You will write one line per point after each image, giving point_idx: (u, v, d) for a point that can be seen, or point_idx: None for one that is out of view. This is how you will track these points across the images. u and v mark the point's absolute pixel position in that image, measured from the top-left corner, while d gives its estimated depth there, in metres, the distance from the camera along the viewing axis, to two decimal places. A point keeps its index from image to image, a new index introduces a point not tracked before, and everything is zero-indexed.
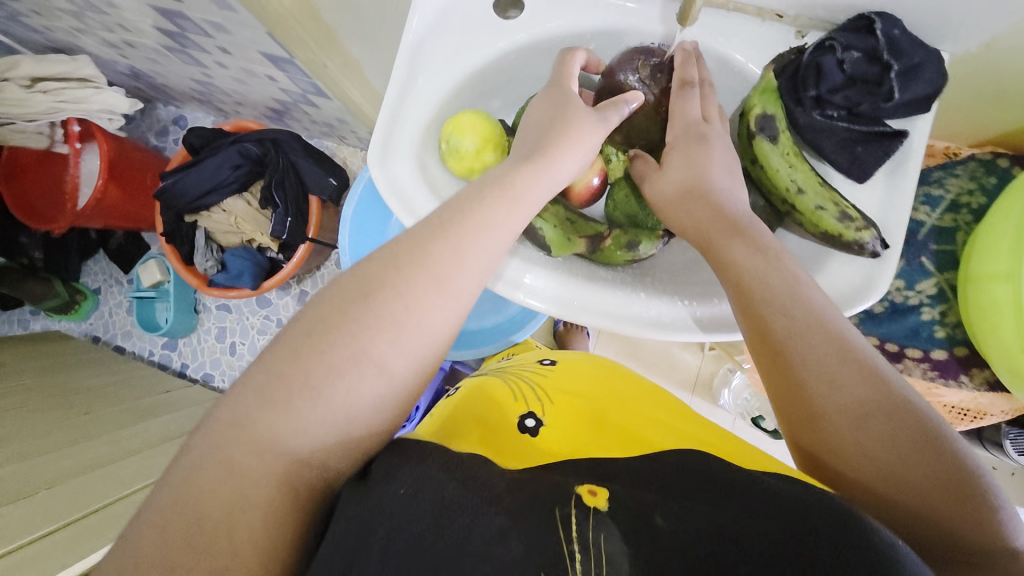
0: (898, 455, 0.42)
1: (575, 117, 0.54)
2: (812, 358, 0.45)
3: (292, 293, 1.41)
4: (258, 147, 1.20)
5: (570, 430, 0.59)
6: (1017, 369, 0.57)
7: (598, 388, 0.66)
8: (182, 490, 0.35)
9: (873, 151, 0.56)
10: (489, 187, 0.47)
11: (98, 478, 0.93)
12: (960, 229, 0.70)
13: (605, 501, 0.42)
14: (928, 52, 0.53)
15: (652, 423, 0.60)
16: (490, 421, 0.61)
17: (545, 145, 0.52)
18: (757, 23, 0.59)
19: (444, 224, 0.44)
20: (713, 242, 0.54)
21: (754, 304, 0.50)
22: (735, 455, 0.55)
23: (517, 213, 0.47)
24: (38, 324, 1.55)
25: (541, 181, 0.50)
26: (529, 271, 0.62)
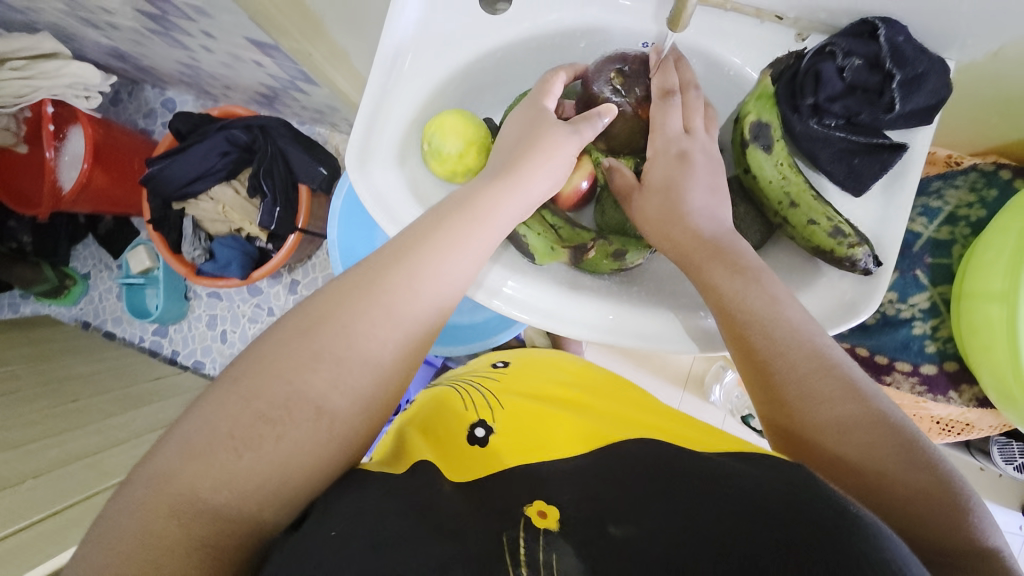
0: (882, 470, 0.41)
1: (547, 132, 0.53)
2: (791, 372, 0.45)
3: (283, 283, 1.37)
4: (247, 134, 1.16)
5: (524, 432, 0.56)
6: (1005, 390, 0.56)
7: (553, 390, 0.65)
8: (145, 511, 0.34)
9: (871, 163, 0.53)
10: (453, 213, 0.47)
11: (82, 468, 0.92)
12: (957, 242, 0.68)
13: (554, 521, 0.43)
14: (932, 61, 0.51)
15: (611, 423, 0.57)
16: (443, 435, 0.56)
17: (516, 163, 0.51)
18: (756, 24, 0.56)
19: (399, 252, 0.44)
20: (696, 262, 0.53)
21: (733, 319, 0.49)
22: (689, 440, 0.53)
23: (480, 233, 0.47)
24: (26, 308, 1.53)
25: (510, 202, 0.49)
26: (509, 279, 0.61)
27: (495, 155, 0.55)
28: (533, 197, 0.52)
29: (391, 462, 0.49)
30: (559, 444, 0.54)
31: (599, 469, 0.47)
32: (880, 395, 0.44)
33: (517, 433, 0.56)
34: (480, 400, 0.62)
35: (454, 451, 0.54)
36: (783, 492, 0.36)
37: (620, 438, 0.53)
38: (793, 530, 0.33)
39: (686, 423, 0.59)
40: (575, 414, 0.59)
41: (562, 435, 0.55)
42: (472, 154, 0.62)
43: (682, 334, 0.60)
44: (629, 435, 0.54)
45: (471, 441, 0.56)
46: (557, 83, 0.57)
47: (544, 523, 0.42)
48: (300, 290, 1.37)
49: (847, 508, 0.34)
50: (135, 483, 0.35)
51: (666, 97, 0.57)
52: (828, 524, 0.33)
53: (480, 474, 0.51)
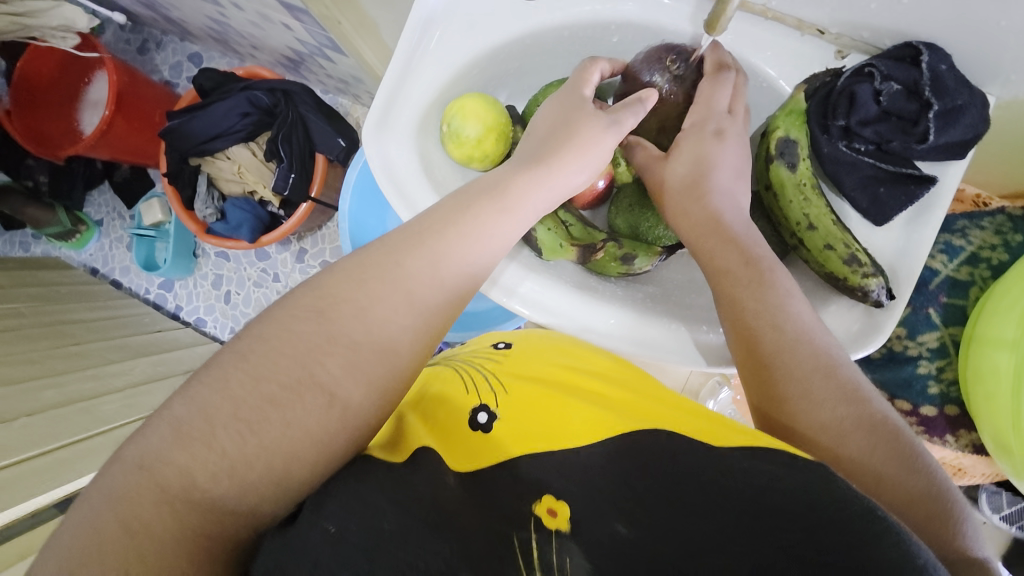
0: (875, 472, 0.40)
1: (583, 125, 0.51)
2: (797, 374, 0.43)
3: (291, 250, 1.37)
4: (269, 99, 1.16)
5: (530, 419, 0.49)
6: (1002, 439, 0.55)
7: (557, 371, 0.55)
8: (131, 464, 0.33)
9: (896, 194, 0.52)
10: (481, 197, 0.46)
11: (77, 412, 0.94)
12: (975, 284, 0.66)
13: (563, 522, 0.41)
14: (973, 94, 0.49)
15: (620, 407, 0.49)
16: (445, 422, 0.50)
17: (546, 148, 0.50)
18: (796, 37, 0.55)
19: (423, 234, 0.43)
20: (715, 262, 0.50)
21: (744, 328, 0.47)
22: (702, 434, 0.44)
23: (513, 221, 0.47)
24: (39, 248, 1.54)
25: (541, 186, 0.48)
26: (524, 280, 0.60)
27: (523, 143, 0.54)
28: (564, 191, 0.51)
29: (391, 449, 0.45)
30: (565, 432, 0.47)
31: (597, 459, 0.45)
32: (875, 397, 0.44)
33: (520, 418, 0.49)
34: (479, 382, 0.54)
35: (454, 440, 0.48)
36: (801, 493, 0.37)
37: (627, 429, 0.46)
38: (825, 536, 0.34)
39: (699, 413, 0.49)
40: (583, 399, 0.50)
41: (565, 420, 0.48)
42: (490, 138, 0.61)
43: (687, 348, 0.59)
44: (635, 429, 0.46)
45: (472, 429, 0.49)
46: (593, 75, 0.55)
47: (553, 523, 0.41)
48: (307, 260, 1.37)
49: (873, 510, 0.35)
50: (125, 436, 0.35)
51: (718, 72, 0.54)
52: (855, 526, 0.34)
53: (481, 466, 0.46)
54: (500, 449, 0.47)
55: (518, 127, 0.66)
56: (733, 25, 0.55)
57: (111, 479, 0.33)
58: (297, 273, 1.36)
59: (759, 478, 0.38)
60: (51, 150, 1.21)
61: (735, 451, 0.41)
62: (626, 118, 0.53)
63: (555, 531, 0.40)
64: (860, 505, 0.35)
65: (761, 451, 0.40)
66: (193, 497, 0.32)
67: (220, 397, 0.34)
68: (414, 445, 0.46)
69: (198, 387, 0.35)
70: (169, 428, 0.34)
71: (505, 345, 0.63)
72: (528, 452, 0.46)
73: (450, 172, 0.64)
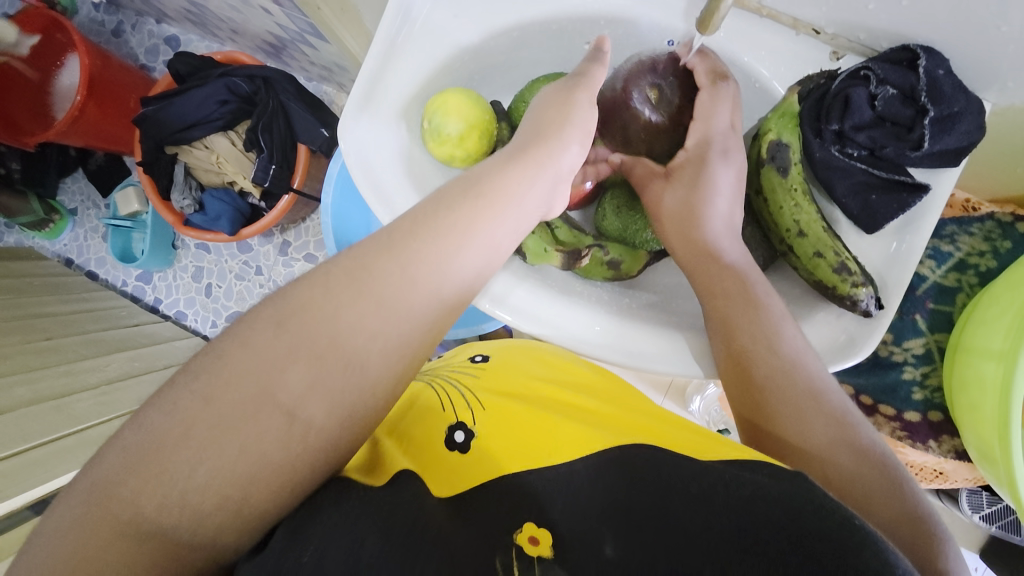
0: (863, 494, 0.39)
1: (569, 114, 0.49)
2: (780, 391, 0.44)
3: (274, 242, 1.32)
4: (248, 85, 1.11)
5: (509, 437, 0.48)
6: (986, 450, 0.55)
7: (534, 386, 0.56)
8: (92, 487, 0.31)
9: (888, 202, 0.50)
10: (463, 192, 0.42)
11: (50, 411, 0.90)
12: (962, 291, 0.66)
13: (548, 548, 0.38)
14: (970, 101, 0.48)
15: (600, 422, 0.50)
16: (424, 439, 0.49)
17: (534, 141, 0.47)
18: (790, 36, 0.53)
19: (397, 238, 0.39)
20: (698, 267, 0.51)
21: (738, 345, 0.47)
22: (686, 449, 0.45)
23: (495, 216, 0.42)
24: (11, 238, 1.48)
25: (530, 184, 0.44)
26: (513, 288, 0.58)
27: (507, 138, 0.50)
28: (551, 182, 0.47)
29: (370, 473, 0.43)
30: (547, 447, 0.47)
31: (586, 477, 0.43)
32: (860, 420, 0.44)
33: (502, 434, 0.49)
34: (456, 400, 0.54)
35: (432, 461, 0.47)
36: (782, 499, 0.35)
37: (604, 445, 0.46)
38: (809, 546, 0.33)
39: (675, 424, 0.51)
40: (561, 414, 0.51)
41: (555, 436, 0.48)
42: (473, 136, 0.58)
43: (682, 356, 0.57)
44: (617, 441, 0.46)
45: (448, 448, 0.48)
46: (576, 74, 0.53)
47: (536, 550, 0.38)
48: (291, 252, 1.32)
49: (851, 519, 0.33)
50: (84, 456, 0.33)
51: (714, 77, 0.54)
52: (836, 537, 0.32)
53: (464, 487, 0.44)
54: (483, 466, 0.46)
55: (503, 125, 0.64)
56: (727, 21, 0.53)
57: (73, 502, 0.31)
58: (280, 266, 1.32)
59: (742, 488, 0.37)
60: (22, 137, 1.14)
61: (723, 464, 0.41)
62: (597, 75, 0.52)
63: (536, 559, 0.37)
64: (841, 515, 0.34)
65: (750, 464, 0.40)
66: (148, 527, 0.30)
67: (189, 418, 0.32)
68: (394, 468, 0.44)
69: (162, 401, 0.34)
70: (133, 447, 0.32)
71: (482, 358, 0.64)
72: (515, 467, 0.45)
73: (431, 172, 0.61)
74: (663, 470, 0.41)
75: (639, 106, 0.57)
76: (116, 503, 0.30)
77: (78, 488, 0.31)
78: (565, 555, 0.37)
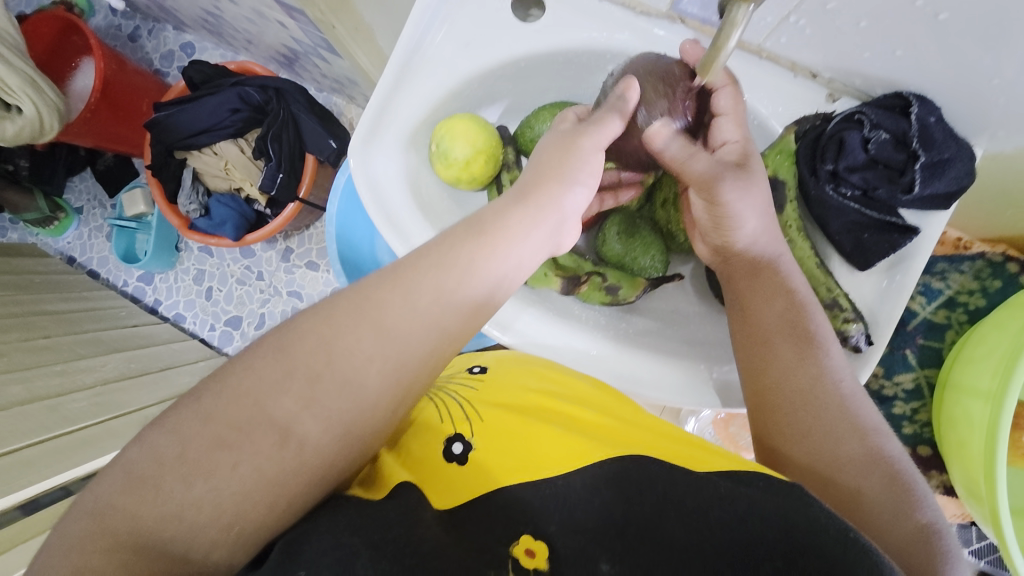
0: (891, 505, 0.43)
1: (573, 153, 0.49)
2: (790, 413, 0.47)
3: (277, 249, 1.33)
4: (260, 95, 1.13)
5: (502, 450, 0.46)
6: (972, 489, 0.56)
7: (532, 397, 0.53)
8: (103, 493, 0.32)
9: (880, 241, 0.53)
10: (467, 229, 0.44)
11: (43, 410, 0.89)
12: (951, 328, 0.68)
13: (543, 561, 0.39)
14: (960, 148, 0.50)
15: (597, 433, 0.48)
16: (423, 455, 0.47)
17: (540, 182, 0.48)
18: (789, 78, 0.55)
19: (403, 273, 0.40)
20: (734, 283, 0.55)
21: (752, 374, 0.51)
22: (679, 459, 0.46)
23: (494, 254, 0.43)
24: (16, 234, 1.49)
25: (534, 228, 0.45)
26: (521, 313, 0.62)
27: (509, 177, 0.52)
28: (560, 215, 0.47)
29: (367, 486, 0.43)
30: (542, 461, 0.45)
31: (583, 495, 0.42)
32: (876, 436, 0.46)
33: (496, 449, 0.47)
34: (453, 410, 0.51)
35: (429, 472, 0.46)
36: (774, 517, 0.38)
37: (598, 459, 0.45)
38: (805, 563, 0.35)
39: (667, 434, 0.50)
40: (562, 426, 0.49)
41: (548, 448, 0.46)
42: (479, 159, 0.60)
43: (692, 389, 0.60)
44: (612, 455, 0.45)
45: (447, 460, 0.47)
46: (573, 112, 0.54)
47: (533, 563, 0.38)
48: (293, 259, 1.33)
49: (847, 533, 0.36)
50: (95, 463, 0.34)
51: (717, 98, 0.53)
52: (829, 554, 0.35)
53: (462, 500, 0.44)
54: (482, 479, 0.45)
55: (509, 149, 0.65)
56: (730, 62, 0.56)
57: (82, 510, 0.32)
58: (282, 273, 1.32)
59: (737, 504, 0.39)
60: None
61: (718, 477, 0.42)
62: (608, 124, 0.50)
63: (533, 572, 0.38)
64: (834, 531, 0.36)
65: (745, 478, 0.41)
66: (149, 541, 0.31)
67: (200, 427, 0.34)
68: (393, 480, 0.43)
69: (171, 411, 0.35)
70: (145, 455, 0.33)
71: (480, 369, 0.60)
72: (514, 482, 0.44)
73: (437, 193, 0.64)
74: (659, 486, 0.42)
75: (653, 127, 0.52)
76: (125, 510, 0.31)
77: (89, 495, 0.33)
78: (563, 569, 0.38)
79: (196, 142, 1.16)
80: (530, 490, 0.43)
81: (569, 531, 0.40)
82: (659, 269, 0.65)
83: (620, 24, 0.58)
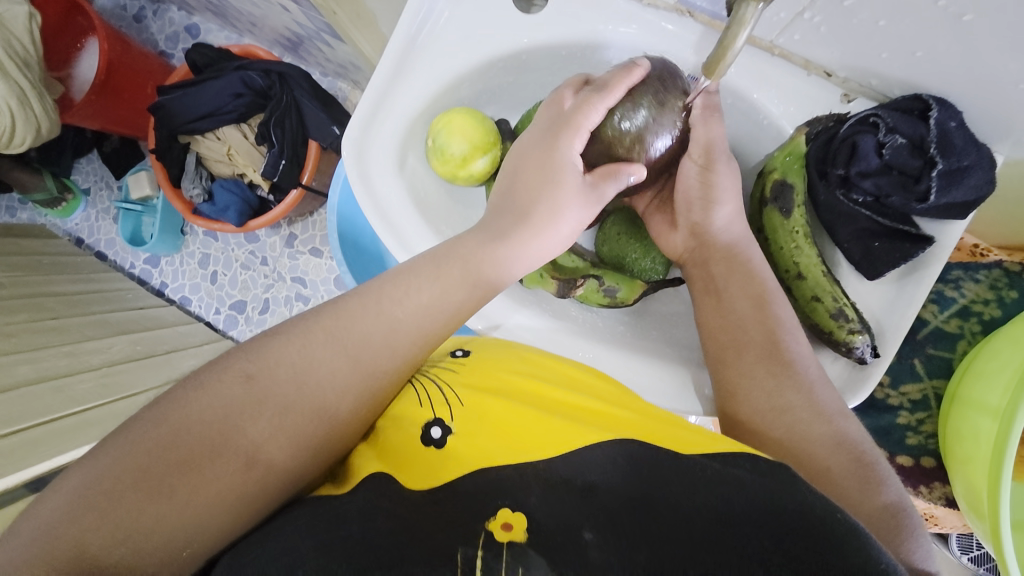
0: (858, 480, 0.44)
1: (557, 205, 0.48)
2: (758, 394, 0.49)
3: (281, 234, 1.31)
4: (264, 80, 1.10)
5: (481, 436, 0.43)
6: (975, 506, 0.55)
7: (517, 381, 0.49)
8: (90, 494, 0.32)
9: (890, 250, 0.51)
10: (445, 266, 0.45)
11: (50, 391, 0.89)
12: (963, 338, 0.66)
13: (521, 533, 0.36)
14: (981, 155, 0.48)
15: (577, 413, 0.45)
16: (398, 440, 0.44)
17: (523, 218, 0.48)
18: (802, 76, 0.54)
19: (382, 301, 0.43)
20: (712, 280, 0.56)
21: (722, 364, 0.53)
22: (664, 440, 0.42)
23: (468, 291, 0.45)
24: (25, 214, 1.48)
25: (510, 264, 0.47)
26: (517, 313, 0.62)
27: (497, 187, 0.52)
28: (538, 261, 0.49)
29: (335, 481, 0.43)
30: (525, 443, 0.42)
31: (563, 474, 0.40)
32: (839, 420, 0.47)
33: (476, 433, 0.44)
34: (433, 393, 0.48)
35: (405, 459, 0.43)
36: (759, 499, 0.36)
37: (583, 445, 0.41)
38: (790, 542, 0.33)
39: (668, 421, 0.46)
40: (547, 410, 0.45)
41: (524, 433, 0.43)
42: (477, 156, 0.59)
43: (687, 392, 0.59)
44: (597, 440, 0.42)
45: (423, 445, 0.44)
46: (593, 113, 0.50)
47: (509, 536, 0.35)
48: (296, 245, 1.31)
49: (835, 514, 0.35)
50: (93, 458, 0.34)
51: (712, 110, 0.54)
52: (814, 532, 0.33)
53: (438, 484, 0.41)
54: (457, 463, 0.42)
55: (509, 142, 0.63)
56: (739, 58, 0.54)
57: (74, 506, 0.32)
58: (285, 258, 1.31)
59: (720, 483, 0.37)
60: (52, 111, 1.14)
61: (706, 458, 0.40)
62: (609, 192, 0.50)
63: (506, 545, 0.35)
64: (824, 511, 0.35)
65: (733, 459, 0.39)
66: None
67: (219, 424, 0.36)
68: (364, 471, 0.42)
69: (187, 410, 0.36)
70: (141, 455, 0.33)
71: (463, 352, 0.55)
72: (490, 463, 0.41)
73: (433, 187, 0.64)
74: (642, 468, 0.39)
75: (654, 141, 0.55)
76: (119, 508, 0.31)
77: (86, 489, 0.33)
78: (539, 542, 0.35)
79: (198, 124, 1.14)
80: (518, 474, 0.40)
81: (553, 501, 0.38)
82: (660, 271, 0.63)
83: (627, 16, 0.56)
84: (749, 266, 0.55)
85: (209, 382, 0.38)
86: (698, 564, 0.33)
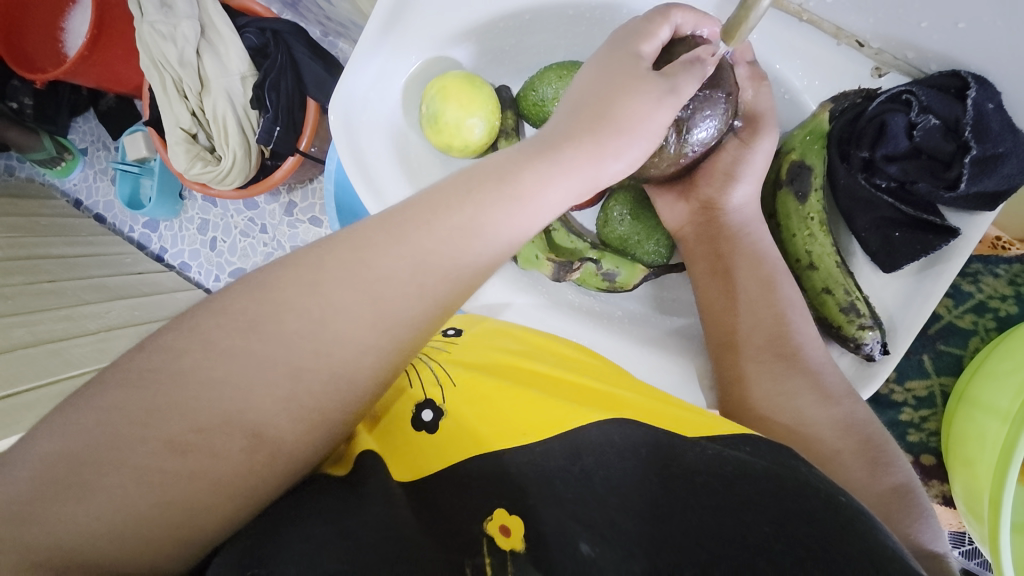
0: (864, 465, 0.42)
1: (629, 96, 0.42)
2: (767, 379, 0.47)
3: (280, 202, 1.15)
4: (258, 39, 0.92)
5: (471, 418, 0.41)
6: (972, 505, 0.54)
7: (504, 358, 0.47)
8: None
9: (911, 241, 0.48)
10: (487, 180, 0.37)
11: (46, 355, 0.89)
12: (976, 334, 0.63)
13: (519, 538, 0.32)
14: (1019, 141, 0.44)
15: (566, 388, 0.43)
16: (385, 421, 0.43)
17: (580, 131, 0.40)
18: (832, 46, 0.50)
19: (407, 223, 0.35)
20: (729, 269, 0.53)
21: (732, 347, 0.50)
22: (663, 419, 0.40)
23: (509, 204, 0.36)
24: (24, 173, 1.38)
25: (559, 179, 0.38)
26: (512, 292, 0.62)
27: (560, 118, 0.42)
28: (580, 198, 0.40)
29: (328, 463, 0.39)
30: (520, 425, 0.39)
31: (560, 460, 0.36)
32: (853, 404, 0.46)
33: (468, 415, 0.41)
34: (423, 372, 0.46)
35: (395, 443, 0.41)
36: (765, 480, 0.33)
37: (578, 424, 0.38)
38: (795, 527, 0.31)
39: (668, 401, 0.44)
40: (541, 391, 0.42)
41: (514, 415, 0.40)
42: (473, 126, 0.56)
43: (693, 383, 0.57)
44: (594, 420, 0.39)
45: (414, 428, 0.41)
46: (663, 30, 0.46)
47: (508, 544, 0.32)
48: (296, 214, 1.15)
49: (835, 497, 0.33)
50: (54, 431, 0.28)
51: (756, 80, 0.52)
52: (819, 517, 0.31)
53: (426, 472, 0.38)
54: (454, 446, 0.39)
55: (510, 113, 0.60)
56: (764, 22, 0.51)
57: None
58: (285, 227, 1.15)
59: (725, 466, 0.34)
60: (32, 70, 0.94)
61: (709, 440, 0.37)
62: (687, 86, 0.44)
63: (510, 553, 0.32)
64: (822, 494, 0.32)
65: (730, 441, 0.37)
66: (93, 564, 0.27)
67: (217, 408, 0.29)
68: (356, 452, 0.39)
69: (184, 369, 0.29)
70: None
71: (454, 331, 0.53)
72: (475, 453, 0.38)
73: (428, 158, 0.61)
74: (641, 450, 0.36)
75: (693, 142, 0.52)
76: None
77: None
78: (540, 552, 0.32)
79: (172, 74, 0.93)
80: (512, 456, 0.37)
81: (551, 503, 0.34)
82: (663, 255, 0.62)
83: None
84: (755, 249, 0.53)
85: (217, 333, 0.30)
86: (698, 540, 0.31)
